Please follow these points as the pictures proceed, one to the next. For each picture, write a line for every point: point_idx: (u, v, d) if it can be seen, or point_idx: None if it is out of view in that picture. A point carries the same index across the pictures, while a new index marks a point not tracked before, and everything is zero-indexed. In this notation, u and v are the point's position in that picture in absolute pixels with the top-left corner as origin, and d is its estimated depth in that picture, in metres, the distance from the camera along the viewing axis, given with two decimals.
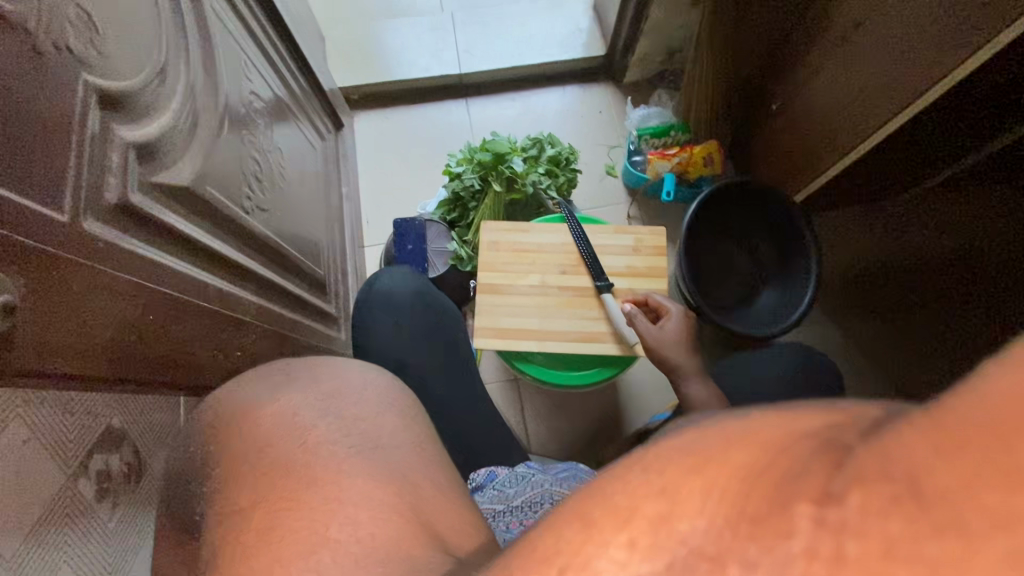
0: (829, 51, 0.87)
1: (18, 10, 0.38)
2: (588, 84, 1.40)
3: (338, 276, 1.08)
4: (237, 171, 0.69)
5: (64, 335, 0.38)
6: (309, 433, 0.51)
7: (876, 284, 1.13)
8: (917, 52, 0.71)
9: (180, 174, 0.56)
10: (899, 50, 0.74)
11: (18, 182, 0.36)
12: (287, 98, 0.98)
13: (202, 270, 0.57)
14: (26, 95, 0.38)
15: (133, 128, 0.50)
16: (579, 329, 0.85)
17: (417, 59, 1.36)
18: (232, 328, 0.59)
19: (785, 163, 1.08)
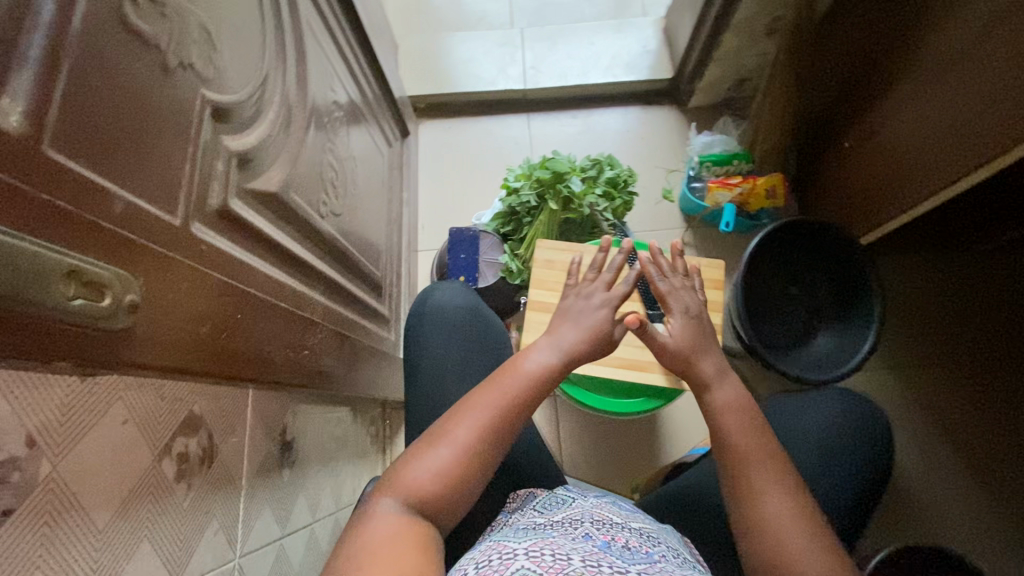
0: (914, 89, 0.85)
1: (155, 32, 0.42)
2: (651, 107, 1.39)
3: (393, 280, 1.12)
4: (318, 176, 0.74)
5: (168, 334, 0.40)
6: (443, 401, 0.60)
7: (947, 327, 1.08)
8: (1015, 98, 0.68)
9: (270, 179, 0.60)
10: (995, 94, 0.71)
11: (137, 187, 0.39)
12: (361, 103, 1.02)
13: (281, 271, 0.61)
14: (154, 106, 0.41)
15: (236, 136, 0.54)
16: (626, 356, 0.84)
17: (485, 72, 1.39)
18: (302, 326, 0.63)
19: (852, 201, 1.05)
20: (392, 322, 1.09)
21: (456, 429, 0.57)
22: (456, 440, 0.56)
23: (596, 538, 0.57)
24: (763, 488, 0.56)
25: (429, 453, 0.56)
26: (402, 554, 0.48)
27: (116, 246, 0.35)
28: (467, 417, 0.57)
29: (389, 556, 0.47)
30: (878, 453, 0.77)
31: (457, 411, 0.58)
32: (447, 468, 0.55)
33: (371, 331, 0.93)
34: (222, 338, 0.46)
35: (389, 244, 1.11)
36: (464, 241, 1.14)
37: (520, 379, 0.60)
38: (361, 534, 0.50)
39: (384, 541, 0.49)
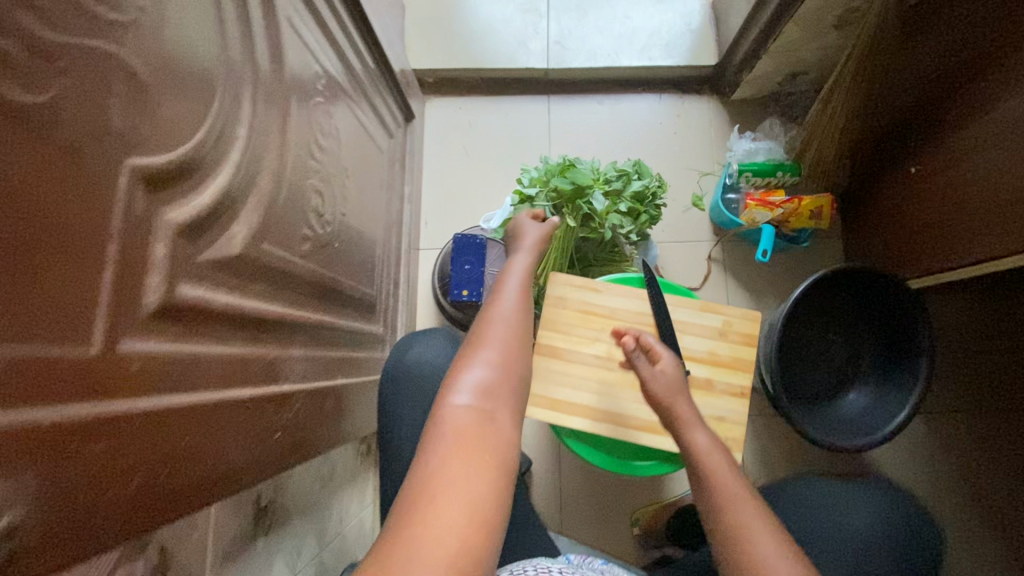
0: (1010, 131, 0.71)
1: (51, 102, 0.30)
2: (688, 96, 1.23)
3: (390, 291, 1.01)
4: (299, 209, 0.62)
5: (81, 518, 0.31)
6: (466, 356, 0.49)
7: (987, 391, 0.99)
8: None
9: (235, 239, 0.49)
10: None
11: (31, 336, 0.29)
12: (365, 75, 0.86)
13: (249, 344, 0.52)
14: (54, 210, 0.31)
15: (186, 202, 0.43)
16: (642, 417, 0.77)
17: (503, 45, 1.22)
18: (275, 404, 0.54)
19: (909, 238, 0.93)
20: (388, 339, 0.99)
21: (493, 327, 0.50)
22: (498, 341, 0.49)
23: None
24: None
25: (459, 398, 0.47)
26: (488, 444, 0.43)
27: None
28: (493, 320, 0.51)
29: (473, 458, 0.42)
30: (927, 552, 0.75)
31: (486, 315, 0.51)
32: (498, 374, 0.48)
33: (362, 361, 0.84)
34: (165, 477, 0.38)
35: (386, 251, 1.00)
36: (468, 249, 1.03)
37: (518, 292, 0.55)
38: (434, 439, 0.43)
39: (469, 438, 0.43)
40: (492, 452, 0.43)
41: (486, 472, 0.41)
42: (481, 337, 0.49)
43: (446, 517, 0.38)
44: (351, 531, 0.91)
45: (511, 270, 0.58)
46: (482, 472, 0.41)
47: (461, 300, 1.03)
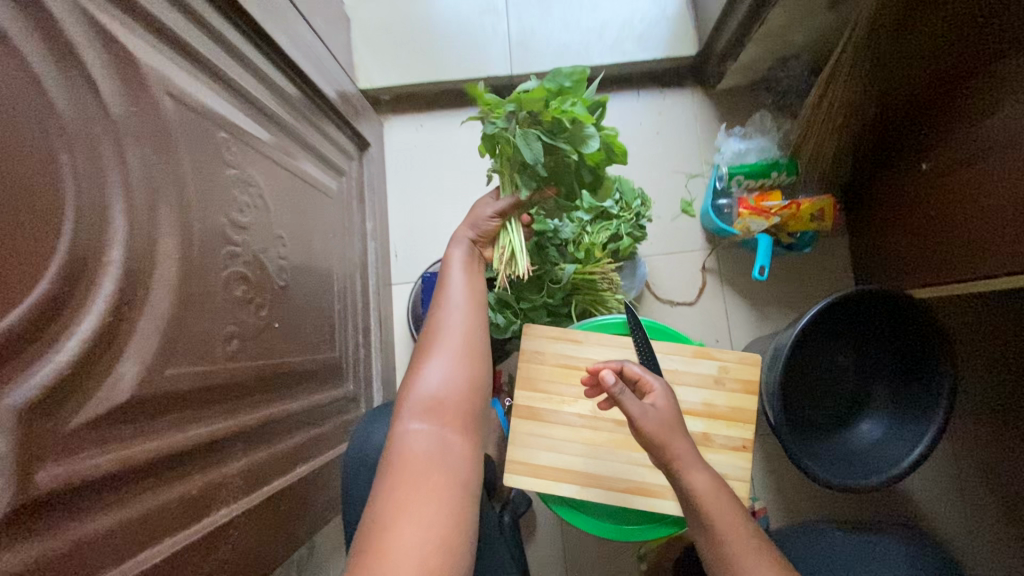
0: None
1: None
2: (670, 90, 1.12)
3: (358, 341, 0.94)
4: (218, 305, 0.55)
5: None
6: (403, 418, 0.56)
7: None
8: None
9: (122, 382, 0.42)
10: None
11: None
12: (298, 122, 0.78)
13: (162, 491, 0.45)
14: None
15: (31, 374, 0.35)
16: (634, 478, 0.70)
17: (462, 54, 1.11)
18: (201, 547, 0.48)
19: (920, 244, 0.84)
20: (361, 394, 0.93)
21: (434, 355, 0.59)
22: (446, 353, 0.59)
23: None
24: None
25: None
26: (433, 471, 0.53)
27: None
28: (439, 330, 0.61)
29: (425, 487, 0.52)
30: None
31: (430, 332, 0.61)
32: (443, 393, 0.57)
33: (326, 435, 0.77)
34: None
35: (348, 302, 0.92)
36: None
37: (462, 288, 0.63)
38: (396, 461, 0.53)
39: (419, 466, 0.53)
40: (443, 466, 0.54)
41: (436, 508, 0.51)
42: (427, 355, 0.59)
43: (413, 543, 0.48)
44: None
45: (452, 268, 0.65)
46: (430, 512, 0.51)
47: None
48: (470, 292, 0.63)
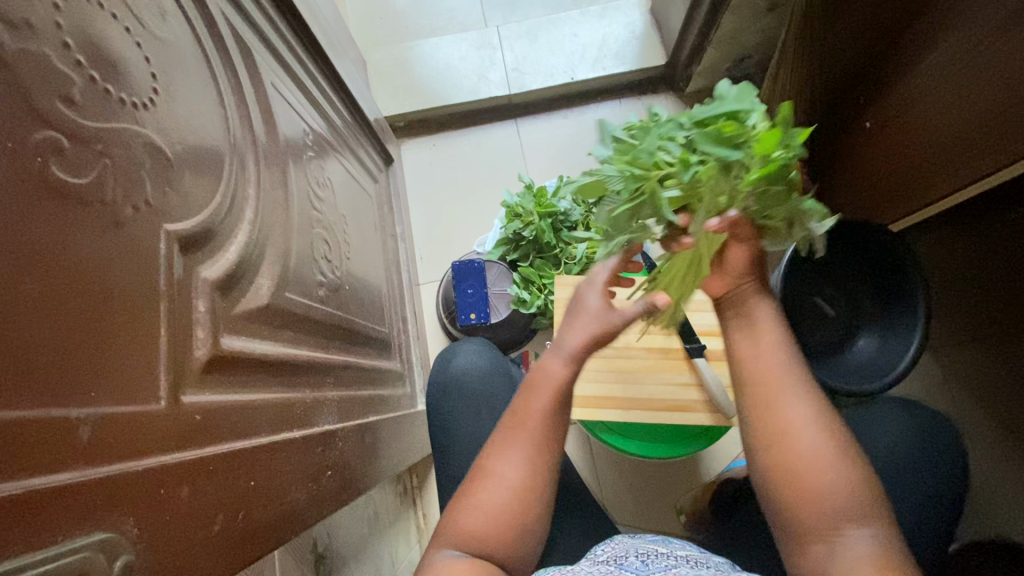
0: (931, 79, 0.79)
1: (96, 181, 0.33)
2: (646, 96, 1.30)
3: (400, 326, 1.03)
4: (308, 254, 0.65)
5: (171, 566, 0.32)
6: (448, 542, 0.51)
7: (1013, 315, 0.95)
8: None
9: (260, 291, 0.52)
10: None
11: (115, 395, 0.32)
12: (341, 131, 0.92)
13: (289, 389, 0.54)
14: (118, 278, 0.34)
15: (213, 262, 0.45)
16: (667, 397, 0.79)
17: (464, 81, 1.28)
18: (320, 443, 0.55)
19: (874, 190, 0.99)
20: (405, 375, 1.00)
21: (489, 488, 0.52)
22: (506, 480, 0.52)
23: (632, 564, 0.57)
24: (828, 517, 0.46)
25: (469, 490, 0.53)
26: None
27: (98, 496, 0.28)
28: (492, 477, 0.53)
29: None
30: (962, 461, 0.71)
31: (485, 473, 0.53)
32: (490, 526, 0.51)
33: (387, 398, 0.85)
34: (242, 518, 0.39)
35: (390, 291, 1.02)
36: (469, 274, 1.06)
37: (545, 415, 0.53)
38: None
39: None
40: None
41: None
42: (484, 484, 0.53)
43: None
44: (406, 571, 0.89)
45: (541, 378, 0.55)
46: None
47: (469, 323, 1.05)
48: (560, 411, 0.54)
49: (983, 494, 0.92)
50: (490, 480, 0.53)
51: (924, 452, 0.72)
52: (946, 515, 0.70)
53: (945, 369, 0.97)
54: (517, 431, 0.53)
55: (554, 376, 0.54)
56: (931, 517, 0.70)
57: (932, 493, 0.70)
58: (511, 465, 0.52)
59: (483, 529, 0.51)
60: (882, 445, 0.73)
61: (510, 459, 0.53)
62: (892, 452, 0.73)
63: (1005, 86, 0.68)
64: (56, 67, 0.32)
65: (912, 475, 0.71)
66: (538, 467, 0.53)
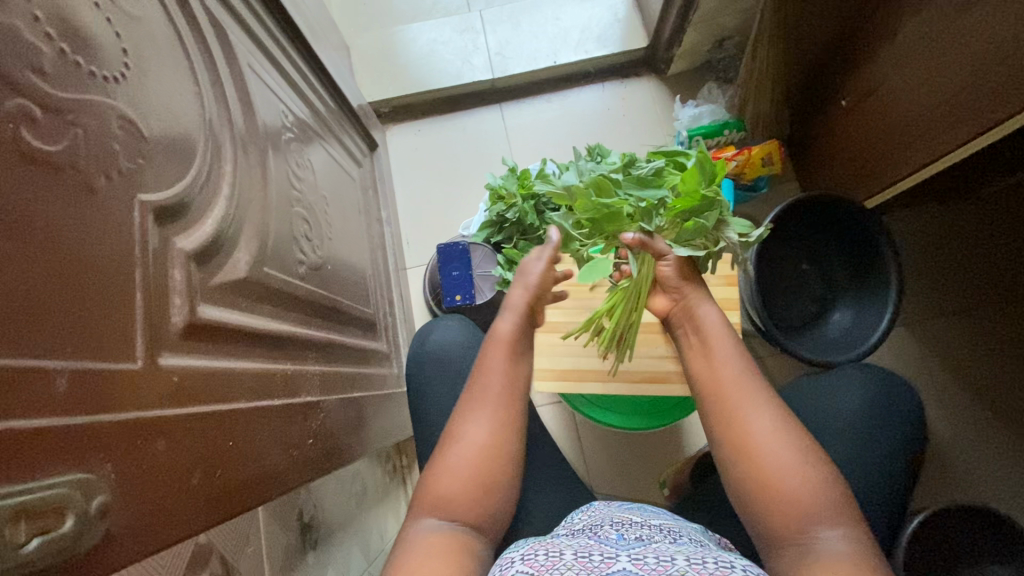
0: (901, 55, 0.81)
1: (69, 150, 0.35)
2: (629, 78, 1.31)
3: (386, 309, 1.05)
4: (289, 233, 0.66)
5: (148, 512, 0.34)
6: (425, 506, 0.53)
7: (983, 287, 0.97)
8: (1010, 66, 0.65)
9: (238, 265, 0.53)
10: (988, 59, 0.68)
11: (92, 351, 0.33)
12: (323, 114, 0.93)
13: (271, 360, 0.56)
14: (92, 242, 0.35)
15: (190, 233, 0.47)
16: (645, 369, 0.81)
17: (448, 66, 1.29)
18: (301, 413, 0.57)
19: (850, 168, 1.01)
20: (391, 355, 1.02)
21: (456, 444, 0.56)
22: (471, 437, 0.56)
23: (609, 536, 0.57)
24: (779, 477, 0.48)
25: (445, 469, 0.56)
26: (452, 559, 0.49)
27: (75, 440, 0.30)
28: (462, 437, 0.56)
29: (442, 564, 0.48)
30: (916, 422, 0.75)
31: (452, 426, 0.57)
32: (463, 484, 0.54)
33: (373, 376, 0.87)
34: (220, 475, 0.41)
35: (376, 273, 1.03)
36: (454, 256, 1.08)
37: (500, 373, 0.60)
38: (406, 545, 0.50)
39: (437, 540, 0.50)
40: (458, 555, 0.50)
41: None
42: (452, 441, 0.57)
43: None
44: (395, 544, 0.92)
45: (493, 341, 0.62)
46: None
47: (455, 304, 1.07)
48: (515, 371, 0.61)
49: (955, 463, 0.94)
50: (466, 455, 0.55)
51: (877, 418, 0.74)
52: (895, 481, 0.72)
53: (919, 342, 0.99)
54: (477, 392, 0.59)
55: (504, 338, 0.62)
56: (878, 487, 0.72)
57: (880, 461, 0.73)
58: (476, 427, 0.57)
59: (457, 491, 0.54)
60: (851, 405, 0.75)
61: (479, 420, 0.57)
62: (859, 413, 0.74)
63: (970, 60, 0.70)
64: (27, 40, 0.34)
65: (864, 439, 0.73)
66: (506, 429, 0.57)
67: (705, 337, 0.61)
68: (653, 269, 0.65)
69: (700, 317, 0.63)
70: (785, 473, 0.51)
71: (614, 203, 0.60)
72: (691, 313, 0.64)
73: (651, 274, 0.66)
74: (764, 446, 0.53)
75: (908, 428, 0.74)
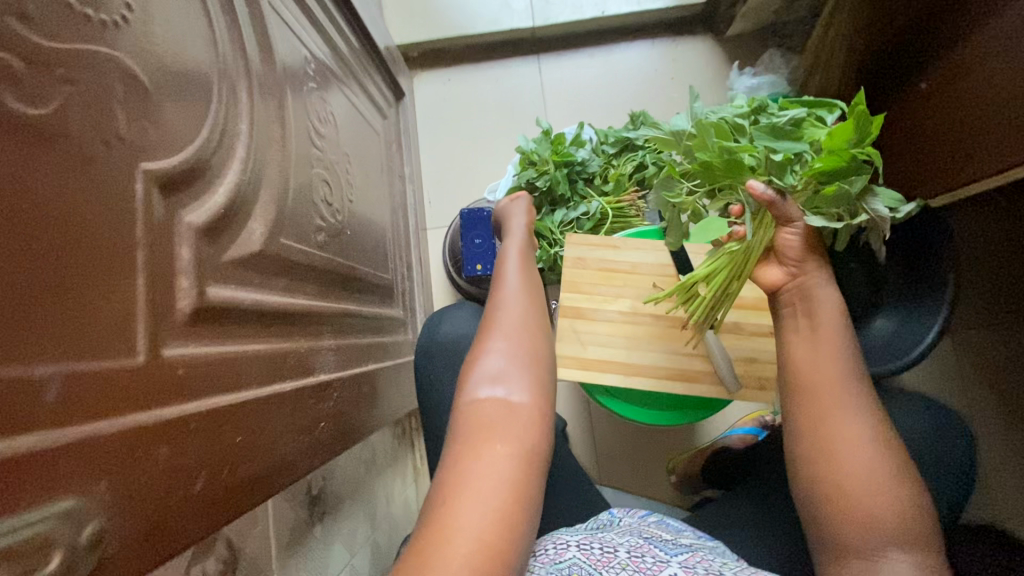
0: (1000, 45, 0.71)
1: (58, 112, 0.30)
2: (681, 38, 1.20)
3: (404, 273, 1.00)
4: (307, 198, 0.61)
5: (148, 529, 0.31)
6: None
7: None
8: None
9: (253, 236, 0.48)
10: None
11: (85, 352, 0.30)
12: (348, 60, 0.85)
13: (284, 341, 0.52)
14: (77, 219, 0.30)
15: (199, 205, 0.42)
16: (671, 365, 0.77)
17: (484, 8, 1.18)
18: (313, 395, 0.54)
19: (919, 161, 0.92)
20: (408, 321, 0.99)
21: (491, 331, 0.52)
22: (504, 326, 0.51)
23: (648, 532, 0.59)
24: None
25: (485, 343, 0.50)
26: None
27: (61, 466, 0.27)
28: (498, 321, 0.52)
29: (498, 448, 0.43)
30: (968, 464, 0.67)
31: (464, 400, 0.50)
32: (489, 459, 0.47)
33: (388, 346, 0.85)
34: (225, 477, 0.39)
35: (396, 235, 0.99)
36: (478, 223, 1.02)
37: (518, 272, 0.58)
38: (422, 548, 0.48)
39: None
40: (515, 434, 0.45)
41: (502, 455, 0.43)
42: (488, 324, 0.52)
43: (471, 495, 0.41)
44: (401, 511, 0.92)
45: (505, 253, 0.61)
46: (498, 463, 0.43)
47: (475, 275, 1.02)
48: (529, 271, 0.59)
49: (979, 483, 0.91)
50: (500, 336, 0.51)
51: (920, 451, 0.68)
52: (952, 494, 0.67)
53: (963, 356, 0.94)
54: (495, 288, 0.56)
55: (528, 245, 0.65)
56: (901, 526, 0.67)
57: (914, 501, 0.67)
58: (499, 309, 0.53)
59: None
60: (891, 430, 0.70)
61: (501, 308, 0.53)
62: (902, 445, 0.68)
63: None
64: None
65: None
66: (539, 310, 0.54)
67: (818, 325, 0.52)
68: (773, 233, 0.59)
69: (817, 300, 0.53)
70: (843, 497, 0.48)
71: (737, 148, 0.57)
72: (806, 292, 0.54)
73: (769, 239, 0.59)
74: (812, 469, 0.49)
75: (967, 467, 0.67)
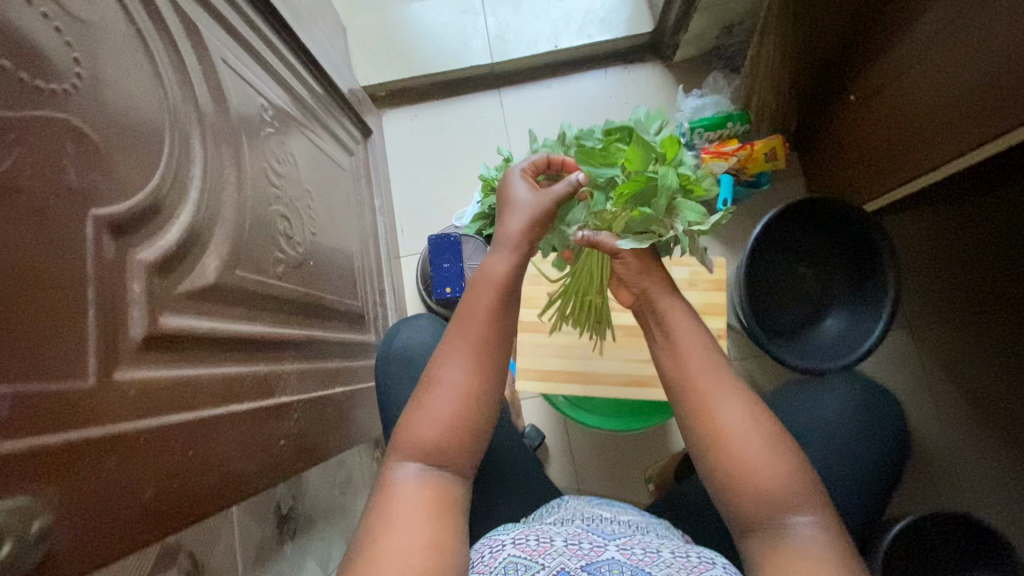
0: (913, 56, 0.76)
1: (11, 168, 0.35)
2: (633, 64, 1.27)
3: (376, 299, 1.05)
4: (267, 232, 0.66)
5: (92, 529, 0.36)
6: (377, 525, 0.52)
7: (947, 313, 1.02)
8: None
9: (208, 269, 0.53)
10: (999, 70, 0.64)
11: (38, 374, 0.34)
12: (312, 103, 0.91)
13: (243, 364, 0.56)
14: (31, 259, 0.35)
15: (150, 244, 0.47)
16: (626, 371, 0.80)
17: (445, 48, 1.26)
18: (271, 415, 0.58)
19: (857, 165, 0.97)
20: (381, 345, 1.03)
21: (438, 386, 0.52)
22: (446, 395, 0.52)
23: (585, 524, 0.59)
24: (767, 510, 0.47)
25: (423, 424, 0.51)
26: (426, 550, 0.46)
27: (8, 468, 0.31)
28: (441, 379, 0.52)
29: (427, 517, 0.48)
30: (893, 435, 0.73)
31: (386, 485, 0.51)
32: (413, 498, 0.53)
33: (359, 369, 0.89)
34: (176, 486, 0.43)
35: (367, 264, 1.04)
36: (445, 249, 1.07)
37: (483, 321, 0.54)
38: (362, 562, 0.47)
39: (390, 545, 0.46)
40: (444, 506, 0.49)
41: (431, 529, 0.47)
42: (431, 391, 0.52)
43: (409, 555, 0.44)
44: None
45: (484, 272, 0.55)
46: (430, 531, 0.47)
47: (444, 297, 1.07)
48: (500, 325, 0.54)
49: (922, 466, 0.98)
50: (443, 405, 0.51)
51: (852, 433, 0.73)
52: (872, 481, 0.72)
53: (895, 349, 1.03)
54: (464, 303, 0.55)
55: (497, 279, 0.55)
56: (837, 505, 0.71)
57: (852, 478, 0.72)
58: (458, 351, 0.53)
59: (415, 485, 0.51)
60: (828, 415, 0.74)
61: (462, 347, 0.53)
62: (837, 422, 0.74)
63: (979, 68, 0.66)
64: None
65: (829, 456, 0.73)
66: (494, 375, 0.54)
67: (673, 331, 0.56)
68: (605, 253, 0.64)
69: (664, 309, 0.58)
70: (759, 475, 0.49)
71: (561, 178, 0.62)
72: (656, 310, 0.59)
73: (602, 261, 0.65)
74: (737, 444, 0.50)
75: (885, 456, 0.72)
